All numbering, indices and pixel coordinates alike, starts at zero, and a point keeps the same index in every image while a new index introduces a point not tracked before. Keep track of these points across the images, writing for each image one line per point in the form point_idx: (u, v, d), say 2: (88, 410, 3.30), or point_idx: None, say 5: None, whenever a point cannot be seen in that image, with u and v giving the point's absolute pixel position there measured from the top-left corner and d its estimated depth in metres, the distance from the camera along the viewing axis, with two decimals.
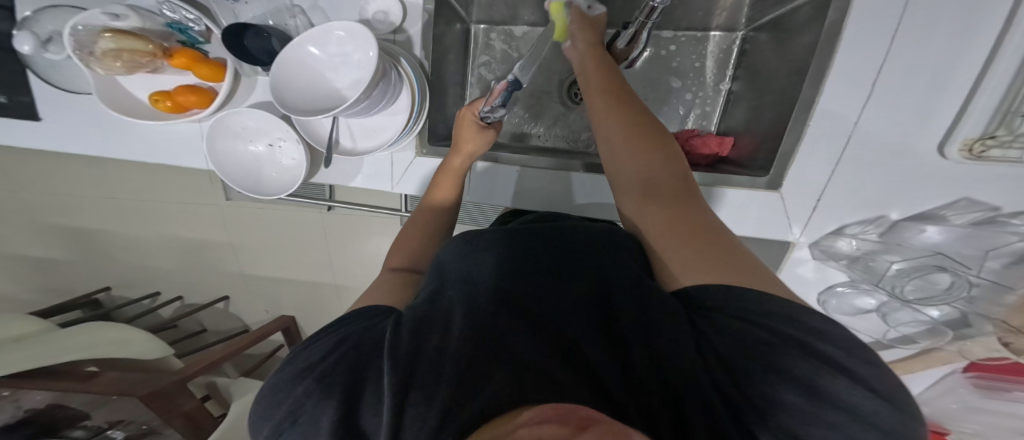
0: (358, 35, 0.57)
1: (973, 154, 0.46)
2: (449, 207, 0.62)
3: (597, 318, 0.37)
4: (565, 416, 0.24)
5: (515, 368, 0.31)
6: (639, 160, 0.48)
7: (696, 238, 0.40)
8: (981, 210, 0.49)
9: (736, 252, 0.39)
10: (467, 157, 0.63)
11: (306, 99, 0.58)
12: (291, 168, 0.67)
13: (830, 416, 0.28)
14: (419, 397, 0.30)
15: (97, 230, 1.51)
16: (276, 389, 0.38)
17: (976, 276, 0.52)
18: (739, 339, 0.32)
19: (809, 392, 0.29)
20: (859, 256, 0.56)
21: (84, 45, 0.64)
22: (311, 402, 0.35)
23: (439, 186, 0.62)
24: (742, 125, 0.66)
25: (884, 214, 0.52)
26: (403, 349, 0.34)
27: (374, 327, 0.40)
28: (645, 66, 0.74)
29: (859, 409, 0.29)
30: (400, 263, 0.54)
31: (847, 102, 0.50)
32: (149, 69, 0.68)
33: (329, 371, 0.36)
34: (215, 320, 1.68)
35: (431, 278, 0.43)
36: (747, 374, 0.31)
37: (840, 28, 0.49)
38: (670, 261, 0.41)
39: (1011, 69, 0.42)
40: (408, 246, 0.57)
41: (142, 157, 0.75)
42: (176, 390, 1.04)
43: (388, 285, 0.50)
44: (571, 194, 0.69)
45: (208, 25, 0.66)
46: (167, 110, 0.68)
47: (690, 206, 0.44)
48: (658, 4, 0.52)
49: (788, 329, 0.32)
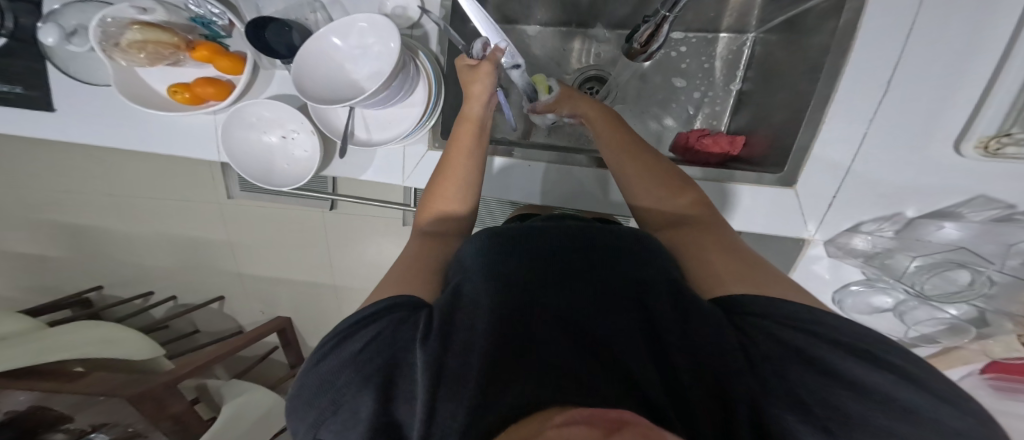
0: (380, 27, 0.56)
1: (988, 152, 0.47)
2: (456, 199, 0.55)
3: (632, 312, 0.36)
4: (595, 418, 0.23)
5: (545, 370, 0.31)
6: (657, 189, 0.51)
7: (729, 255, 0.42)
8: (997, 208, 0.50)
9: (770, 273, 0.40)
10: (480, 102, 0.58)
11: (325, 90, 0.57)
12: (304, 159, 0.66)
13: (893, 423, 0.28)
14: (451, 393, 0.31)
15: (93, 227, 1.49)
16: (312, 378, 0.37)
17: (997, 271, 0.52)
18: (784, 341, 0.32)
19: (858, 391, 0.29)
20: (875, 253, 0.56)
21: (112, 37, 0.63)
22: (350, 391, 0.34)
23: (449, 172, 0.56)
24: (753, 124, 0.67)
25: (901, 211, 0.52)
26: (436, 340, 0.34)
27: (412, 316, 0.38)
28: (655, 66, 0.75)
29: (909, 411, 0.28)
30: (430, 229, 0.54)
31: (864, 100, 0.51)
32: (170, 61, 0.67)
33: (364, 361, 0.35)
34: (209, 321, 1.64)
35: (457, 274, 0.42)
36: (790, 373, 0.31)
37: (855, 28, 0.49)
38: (706, 273, 0.42)
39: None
40: (433, 210, 0.55)
41: (147, 147, 0.73)
42: (165, 390, 1.01)
43: (418, 252, 0.49)
44: (584, 191, 0.69)
45: (231, 19, 0.66)
46: (185, 102, 0.67)
47: (714, 229, 0.46)
48: None
49: (828, 333, 0.32)
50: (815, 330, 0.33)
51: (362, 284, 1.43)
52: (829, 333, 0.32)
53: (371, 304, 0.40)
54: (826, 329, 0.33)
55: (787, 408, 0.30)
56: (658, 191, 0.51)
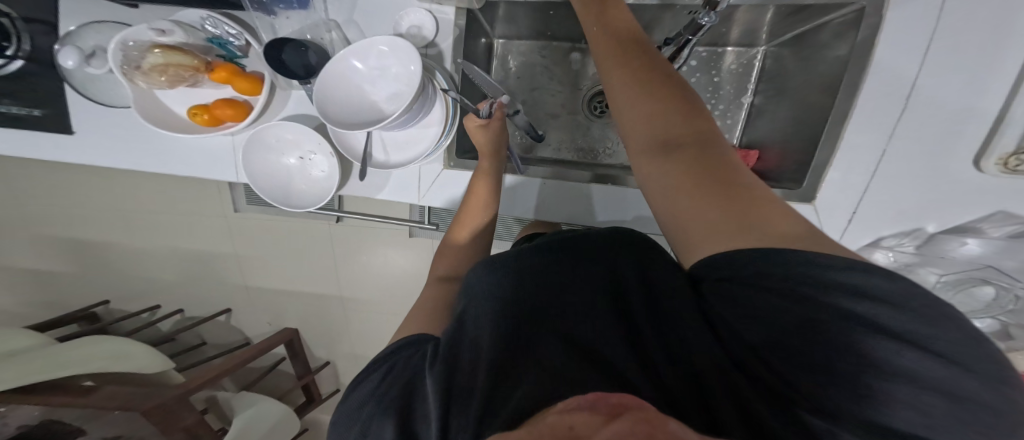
0: (401, 50, 0.54)
1: (1008, 169, 0.47)
2: (473, 243, 0.61)
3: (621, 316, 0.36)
4: (599, 404, 0.23)
5: (540, 371, 0.31)
6: (648, 101, 0.43)
7: (719, 187, 0.36)
8: (1018, 223, 0.50)
9: (758, 212, 0.34)
10: (494, 157, 0.63)
11: (347, 113, 0.55)
12: (322, 180, 0.66)
13: (922, 401, 0.25)
14: (460, 409, 0.31)
15: (102, 242, 1.50)
16: (340, 417, 0.38)
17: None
18: (774, 323, 0.30)
19: (879, 371, 0.27)
20: (897, 268, 0.55)
21: (132, 60, 0.62)
22: (373, 422, 0.35)
23: (466, 219, 0.61)
24: (766, 139, 0.66)
25: (920, 226, 0.52)
26: (442, 364, 0.35)
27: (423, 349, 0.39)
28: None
29: (949, 392, 0.25)
30: (448, 271, 0.57)
31: (882, 114, 0.51)
32: (189, 83, 0.66)
33: (381, 394, 0.36)
34: (217, 334, 1.64)
35: (462, 300, 0.43)
36: (782, 355, 0.30)
37: (872, 45, 0.50)
38: (682, 227, 0.37)
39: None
40: (451, 256, 0.59)
41: (161, 168, 0.73)
42: (178, 403, 1.00)
43: (437, 295, 0.51)
44: (588, 209, 0.68)
45: (249, 40, 0.65)
46: (203, 123, 0.65)
47: (708, 153, 0.38)
48: (706, 22, 0.49)
49: (835, 304, 0.29)
50: (817, 298, 0.30)
51: (370, 297, 1.43)
52: (834, 301, 0.29)
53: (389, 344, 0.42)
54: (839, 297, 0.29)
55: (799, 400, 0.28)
56: (651, 102, 0.43)
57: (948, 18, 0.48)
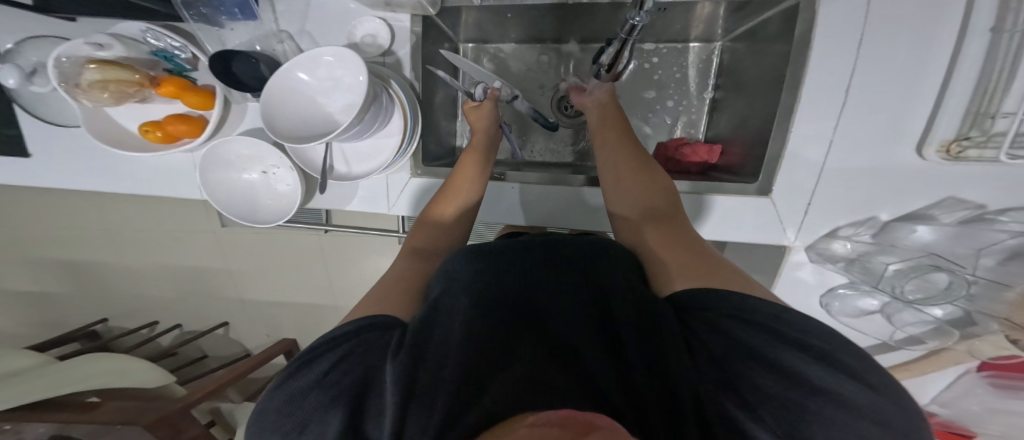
0: (347, 60, 0.54)
1: (950, 155, 0.48)
2: (451, 219, 0.59)
3: (596, 324, 0.37)
4: (567, 419, 0.23)
5: (512, 376, 0.31)
6: (635, 189, 0.53)
7: (686, 253, 0.42)
8: (967, 208, 0.50)
9: (717, 265, 0.40)
10: (486, 135, 0.67)
11: (295, 124, 0.55)
12: (287, 193, 0.66)
13: (832, 410, 0.27)
14: (421, 406, 0.29)
15: (94, 262, 1.51)
16: (278, 400, 0.36)
17: (973, 274, 0.51)
18: (736, 336, 0.32)
19: (797, 384, 0.29)
20: (855, 257, 0.56)
21: (70, 77, 0.60)
22: (318, 414, 0.33)
23: (447, 198, 0.60)
24: (728, 132, 0.67)
25: (874, 215, 0.53)
26: (405, 355, 0.33)
27: (383, 337, 0.37)
28: (635, 79, 0.75)
29: (856, 404, 0.27)
30: (423, 245, 0.55)
31: (823, 108, 0.52)
32: (137, 98, 0.64)
33: (334, 381, 0.34)
34: (215, 347, 1.65)
35: (435, 287, 0.42)
36: (738, 367, 0.31)
37: (809, 40, 0.50)
38: (660, 272, 0.41)
39: (973, 70, 0.46)
40: (429, 230, 0.58)
41: (134, 190, 0.73)
42: (182, 415, 0.97)
43: (411, 268, 0.51)
44: (570, 209, 0.69)
45: (195, 52, 0.63)
46: (158, 141, 0.65)
47: (680, 229, 0.46)
48: (638, 22, 0.48)
49: (764, 329, 0.32)
50: (785, 331, 0.32)
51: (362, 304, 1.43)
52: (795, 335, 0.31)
53: (349, 323, 0.40)
54: (796, 331, 0.31)
55: (745, 412, 0.29)
56: (636, 187, 0.53)
57: (878, 8, 0.47)
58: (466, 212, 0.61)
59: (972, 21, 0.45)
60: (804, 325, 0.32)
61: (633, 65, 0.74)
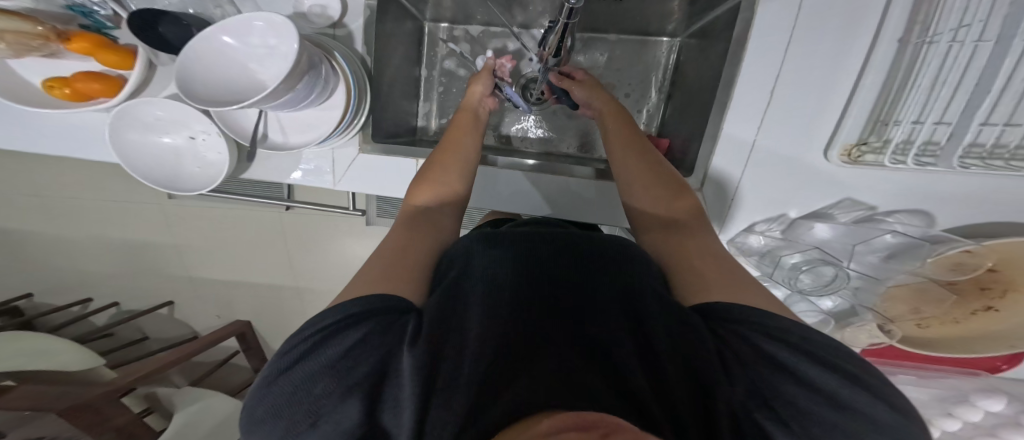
0: (279, 27, 0.51)
1: (850, 158, 0.53)
2: (455, 183, 0.54)
3: (621, 316, 0.36)
4: (590, 424, 0.22)
5: (543, 372, 0.30)
6: (654, 188, 0.50)
7: (707, 262, 0.41)
8: (860, 210, 0.57)
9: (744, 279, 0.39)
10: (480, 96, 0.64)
11: (220, 91, 0.52)
12: (217, 162, 0.63)
13: (854, 428, 0.28)
14: (443, 400, 0.29)
15: (18, 232, 1.38)
16: (282, 386, 0.31)
17: (850, 268, 0.60)
18: (760, 348, 0.31)
19: (827, 399, 0.29)
20: (766, 251, 0.61)
21: None
22: (331, 402, 0.30)
23: (442, 165, 0.55)
24: (674, 128, 0.70)
25: (785, 212, 0.59)
26: (424, 346, 0.31)
27: (397, 321, 0.33)
28: (600, 69, 0.77)
29: (870, 420, 0.28)
30: (424, 204, 0.51)
31: (750, 107, 0.56)
32: (43, 52, 0.59)
33: (347, 368, 0.31)
34: (157, 327, 1.56)
35: (452, 269, 0.39)
36: (765, 375, 0.31)
37: (746, 39, 0.54)
38: (690, 274, 0.40)
39: (876, 80, 0.51)
40: (433, 187, 0.53)
41: (48, 151, 0.67)
42: (107, 404, 0.91)
43: (411, 231, 0.47)
44: (557, 198, 0.66)
45: (115, 9, 0.59)
46: (65, 98, 0.60)
47: (704, 235, 0.45)
48: (571, 5, 0.49)
49: (805, 346, 0.31)
50: (789, 339, 0.32)
51: (321, 286, 1.39)
52: (806, 347, 0.31)
53: (348, 303, 0.34)
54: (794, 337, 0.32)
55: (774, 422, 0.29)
56: (654, 179, 0.51)
57: (808, 10, 0.51)
58: (469, 182, 0.56)
59: (884, 31, 0.48)
60: (818, 338, 0.32)
61: (603, 57, 0.77)
